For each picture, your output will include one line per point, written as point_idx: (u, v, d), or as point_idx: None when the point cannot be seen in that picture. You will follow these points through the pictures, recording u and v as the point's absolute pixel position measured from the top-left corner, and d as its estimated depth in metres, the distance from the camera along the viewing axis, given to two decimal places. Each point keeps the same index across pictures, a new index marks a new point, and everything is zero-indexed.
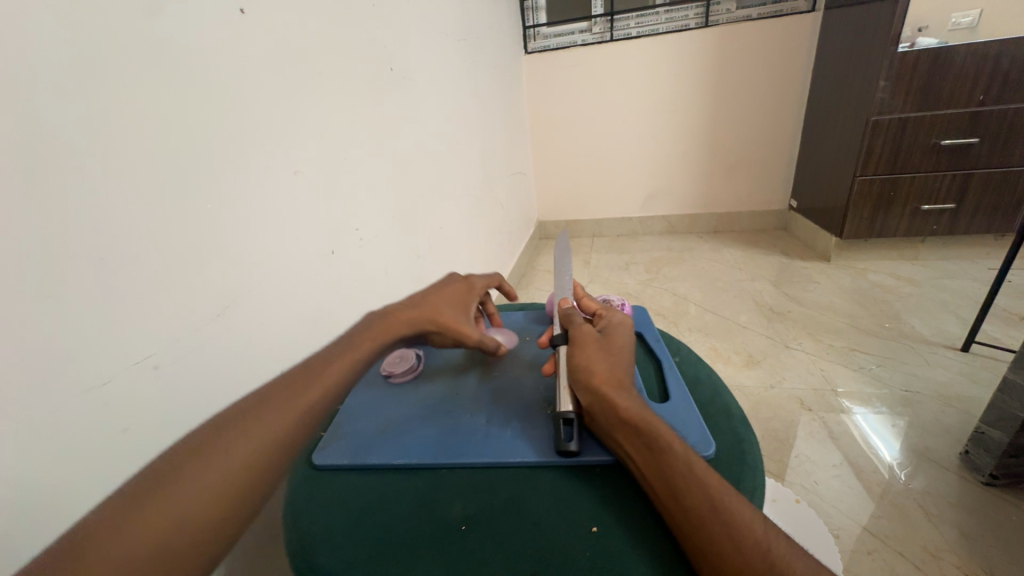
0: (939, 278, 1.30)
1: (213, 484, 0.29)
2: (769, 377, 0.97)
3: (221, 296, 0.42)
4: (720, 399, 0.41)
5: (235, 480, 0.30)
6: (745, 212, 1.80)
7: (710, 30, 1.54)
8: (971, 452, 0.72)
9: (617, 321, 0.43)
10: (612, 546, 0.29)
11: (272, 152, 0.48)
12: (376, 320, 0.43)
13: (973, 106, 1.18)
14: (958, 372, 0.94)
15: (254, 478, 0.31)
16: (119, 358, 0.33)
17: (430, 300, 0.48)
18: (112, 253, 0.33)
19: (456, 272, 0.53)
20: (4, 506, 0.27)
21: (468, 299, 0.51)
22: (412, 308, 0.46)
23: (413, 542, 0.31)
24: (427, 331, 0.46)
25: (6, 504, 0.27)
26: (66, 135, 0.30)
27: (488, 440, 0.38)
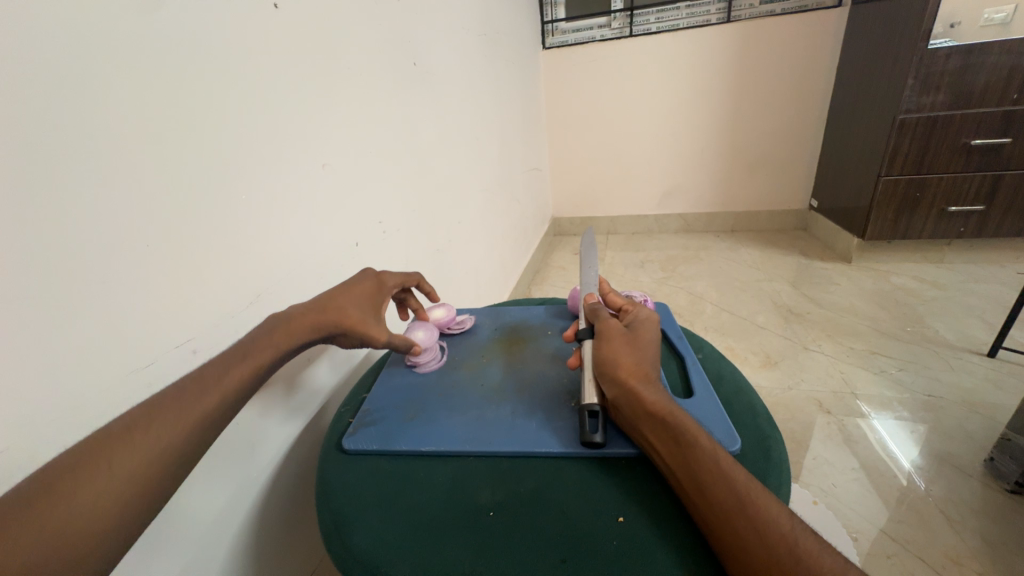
0: (965, 282, 1.27)
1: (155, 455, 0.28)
2: (786, 379, 0.96)
3: (254, 284, 0.43)
4: (742, 397, 0.42)
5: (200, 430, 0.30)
6: (764, 212, 1.77)
7: (732, 26, 1.51)
8: (996, 459, 0.70)
9: (644, 316, 0.42)
10: (638, 536, 0.30)
11: (302, 145, 0.50)
12: (279, 319, 0.37)
13: (1005, 105, 1.15)
14: (983, 378, 0.92)
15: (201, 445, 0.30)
16: (161, 340, 0.35)
17: (336, 299, 0.41)
18: (151, 241, 0.34)
19: (370, 268, 0.46)
20: None
21: (380, 298, 0.44)
22: (311, 308, 0.39)
23: (442, 526, 0.32)
24: (332, 334, 0.39)
25: None
26: (113, 128, 0.31)
27: (513, 429, 0.39)
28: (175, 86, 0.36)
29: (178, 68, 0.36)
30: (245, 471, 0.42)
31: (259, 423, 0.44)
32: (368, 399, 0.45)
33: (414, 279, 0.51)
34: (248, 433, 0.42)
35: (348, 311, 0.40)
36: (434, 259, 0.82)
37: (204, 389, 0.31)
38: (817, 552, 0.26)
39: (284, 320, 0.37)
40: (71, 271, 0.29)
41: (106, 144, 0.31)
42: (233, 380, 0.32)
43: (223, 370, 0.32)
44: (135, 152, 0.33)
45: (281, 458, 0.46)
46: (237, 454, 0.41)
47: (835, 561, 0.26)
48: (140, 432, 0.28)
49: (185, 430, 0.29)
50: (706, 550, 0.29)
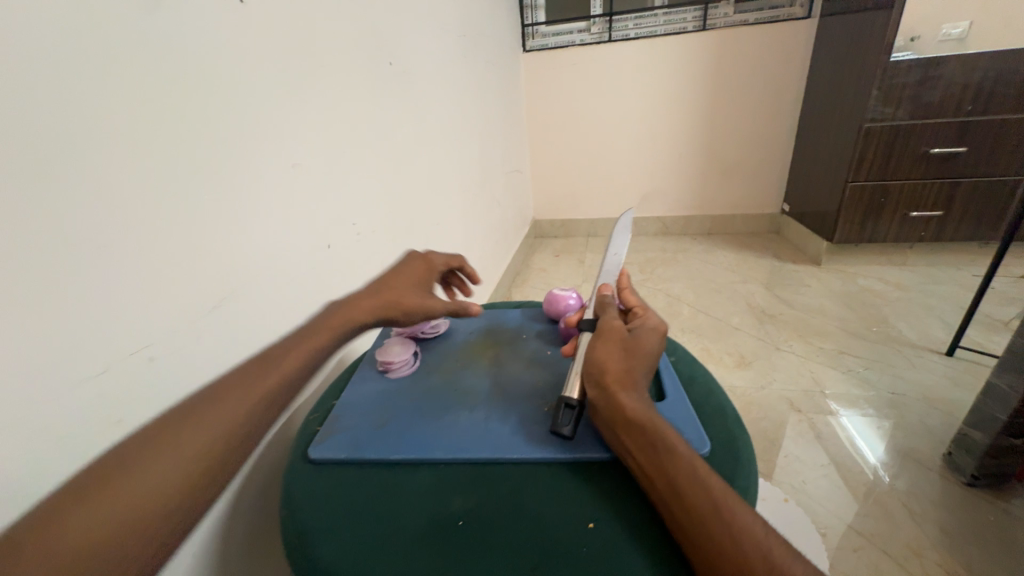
0: (926, 283, 1.32)
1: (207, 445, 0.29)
2: (760, 379, 0.98)
3: (219, 288, 0.42)
4: (714, 399, 0.42)
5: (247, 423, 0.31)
6: (739, 215, 1.82)
7: (707, 34, 1.55)
8: (954, 453, 0.73)
9: (652, 323, 0.41)
10: (611, 543, 0.30)
11: (270, 144, 0.48)
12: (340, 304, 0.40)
13: (961, 116, 1.20)
14: (943, 376, 0.96)
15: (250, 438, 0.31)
16: (117, 348, 0.33)
17: (393, 284, 0.44)
18: (104, 241, 0.32)
19: (413, 251, 0.51)
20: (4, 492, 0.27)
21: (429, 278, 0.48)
22: (372, 293, 0.42)
23: (411, 538, 0.31)
24: (391, 317, 0.42)
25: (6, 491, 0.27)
26: (59, 121, 0.29)
27: (487, 435, 0.39)
28: (132, 80, 0.34)
29: (135, 61, 0.34)
30: None
31: None
32: (338, 406, 0.44)
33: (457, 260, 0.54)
34: None
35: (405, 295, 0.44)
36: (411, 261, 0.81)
37: (224, 404, 0.31)
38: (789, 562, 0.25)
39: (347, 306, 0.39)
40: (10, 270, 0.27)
41: (54, 138, 0.29)
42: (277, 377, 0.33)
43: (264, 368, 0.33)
44: (85, 147, 0.31)
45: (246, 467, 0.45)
46: None
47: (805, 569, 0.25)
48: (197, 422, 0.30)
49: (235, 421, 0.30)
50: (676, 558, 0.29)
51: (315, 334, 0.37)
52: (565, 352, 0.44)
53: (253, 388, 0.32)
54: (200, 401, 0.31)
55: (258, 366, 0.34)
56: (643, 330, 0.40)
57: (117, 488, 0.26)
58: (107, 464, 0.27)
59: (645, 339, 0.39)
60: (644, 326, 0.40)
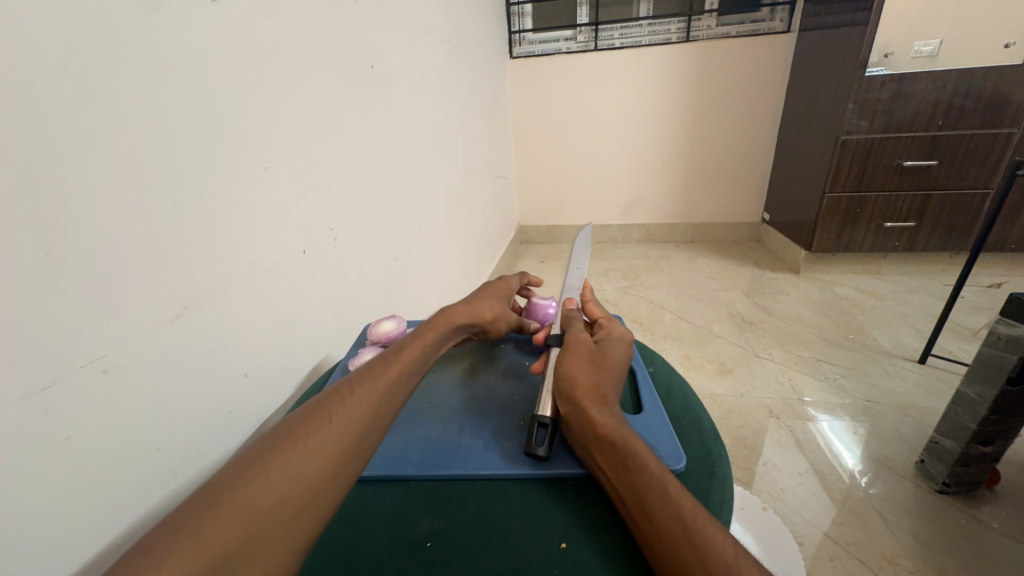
0: (900, 292, 1.36)
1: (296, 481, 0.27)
2: (739, 386, 0.99)
3: (181, 295, 0.40)
4: (691, 410, 0.42)
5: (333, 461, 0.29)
6: (721, 223, 1.85)
7: (691, 45, 1.58)
8: (926, 460, 0.75)
9: (619, 334, 0.42)
10: (582, 564, 0.29)
11: (244, 148, 0.47)
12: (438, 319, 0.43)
13: (932, 130, 1.24)
14: (915, 383, 0.98)
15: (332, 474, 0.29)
16: (63, 360, 0.31)
17: (478, 297, 0.49)
18: (57, 249, 0.30)
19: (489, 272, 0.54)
20: None
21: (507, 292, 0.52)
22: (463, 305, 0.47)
23: (375, 560, 0.30)
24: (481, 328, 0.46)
25: None
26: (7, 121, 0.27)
27: (460, 450, 0.38)
28: (90, 77, 0.32)
29: (95, 58, 0.32)
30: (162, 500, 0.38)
31: (186, 447, 0.40)
32: None
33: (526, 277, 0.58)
34: (173, 461, 0.39)
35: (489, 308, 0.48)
36: (391, 267, 0.80)
37: (315, 436, 0.30)
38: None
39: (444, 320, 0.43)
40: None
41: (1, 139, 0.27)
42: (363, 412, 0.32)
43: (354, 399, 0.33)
44: (39, 148, 0.29)
45: None
46: (163, 482, 0.38)
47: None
48: (288, 453, 0.28)
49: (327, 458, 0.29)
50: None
51: (418, 338, 0.40)
52: (534, 370, 0.44)
53: (377, 383, 0.34)
54: (293, 426, 0.30)
55: (378, 365, 0.36)
56: (609, 342, 0.41)
57: (273, 469, 0.27)
58: (261, 447, 0.28)
59: (612, 351, 0.40)
60: (611, 338, 0.41)
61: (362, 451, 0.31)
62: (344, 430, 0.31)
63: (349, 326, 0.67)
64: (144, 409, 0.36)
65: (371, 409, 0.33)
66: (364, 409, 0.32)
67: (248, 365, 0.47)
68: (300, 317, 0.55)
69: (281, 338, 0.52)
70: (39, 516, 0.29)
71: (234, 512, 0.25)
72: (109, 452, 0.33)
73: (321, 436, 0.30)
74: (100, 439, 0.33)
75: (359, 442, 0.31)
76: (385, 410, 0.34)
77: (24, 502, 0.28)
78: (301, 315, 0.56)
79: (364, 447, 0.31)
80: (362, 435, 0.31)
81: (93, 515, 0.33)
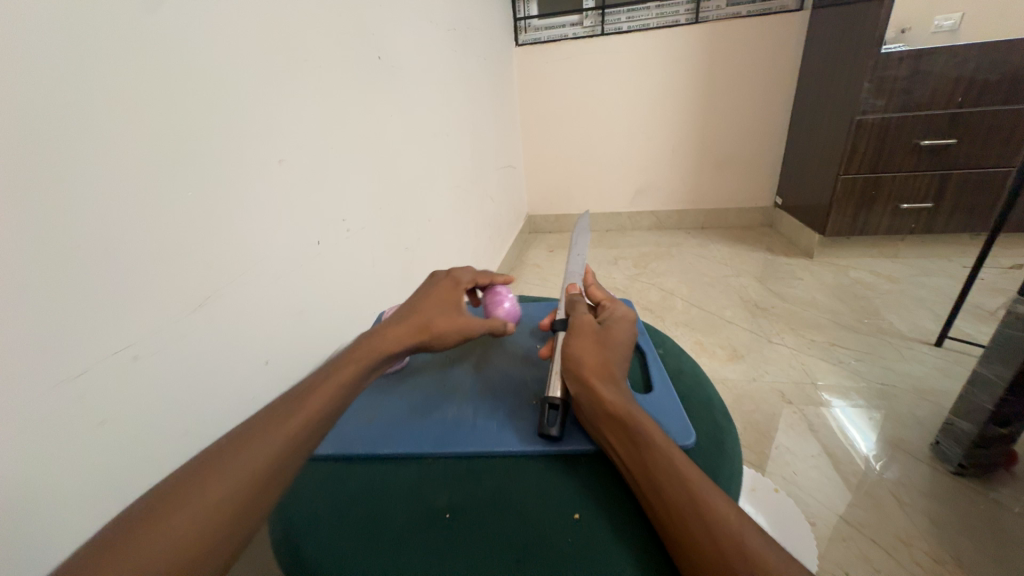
0: (917, 275, 1.34)
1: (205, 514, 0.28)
2: (751, 371, 0.99)
3: (203, 286, 0.41)
4: (701, 392, 0.42)
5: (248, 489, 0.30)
6: (732, 209, 1.82)
7: (700, 26, 1.54)
8: (942, 443, 0.74)
9: (621, 314, 0.43)
10: (593, 535, 0.30)
11: (256, 141, 0.48)
12: (361, 340, 0.40)
13: (952, 108, 1.21)
14: (931, 366, 0.97)
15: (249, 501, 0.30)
16: (97, 348, 0.33)
17: (419, 306, 0.44)
18: (85, 242, 0.32)
19: (439, 271, 0.49)
20: None
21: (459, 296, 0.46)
22: (399, 321, 0.42)
23: (398, 531, 0.32)
24: (421, 343, 0.42)
25: None
26: (28, 117, 0.28)
27: (474, 430, 0.39)
28: (108, 75, 0.33)
29: (111, 55, 0.33)
30: None
31: (212, 432, 0.42)
32: None
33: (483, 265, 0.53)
34: (202, 445, 0.41)
35: (433, 319, 0.43)
36: (403, 257, 0.81)
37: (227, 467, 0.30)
38: (767, 555, 0.26)
39: (371, 341, 0.40)
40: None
41: (22, 134, 0.28)
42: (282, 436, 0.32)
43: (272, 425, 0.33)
44: (64, 145, 0.30)
45: None
46: None
47: (785, 563, 0.25)
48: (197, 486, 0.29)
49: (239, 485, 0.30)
50: (656, 550, 0.29)
51: (337, 372, 0.37)
52: (541, 355, 0.44)
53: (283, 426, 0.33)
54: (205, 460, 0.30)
55: (291, 404, 0.35)
56: (613, 323, 0.42)
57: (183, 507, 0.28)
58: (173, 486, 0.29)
59: (615, 331, 0.41)
60: (614, 319, 0.43)
61: (264, 497, 0.30)
62: (244, 477, 0.30)
63: (363, 315, 0.68)
64: (171, 394, 0.38)
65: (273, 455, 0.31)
66: (265, 456, 0.31)
67: (268, 354, 0.49)
68: (316, 307, 0.57)
69: (299, 327, 0.54)
70: (77, 492, 0.31)
71: (138, 550, 0.25)
72: (141, 434, 0.35)
73: (218, 484, 0.29)
74: (132, 424, 0.35)
75: (260, 488, 0.30)
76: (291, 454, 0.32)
77: (66, 484, 0.30)
78: (317, 304, 0.57)
79: (267, 493, 0.31)
80: (266, 479, 0.31)
81: (126, 493, 0.35)
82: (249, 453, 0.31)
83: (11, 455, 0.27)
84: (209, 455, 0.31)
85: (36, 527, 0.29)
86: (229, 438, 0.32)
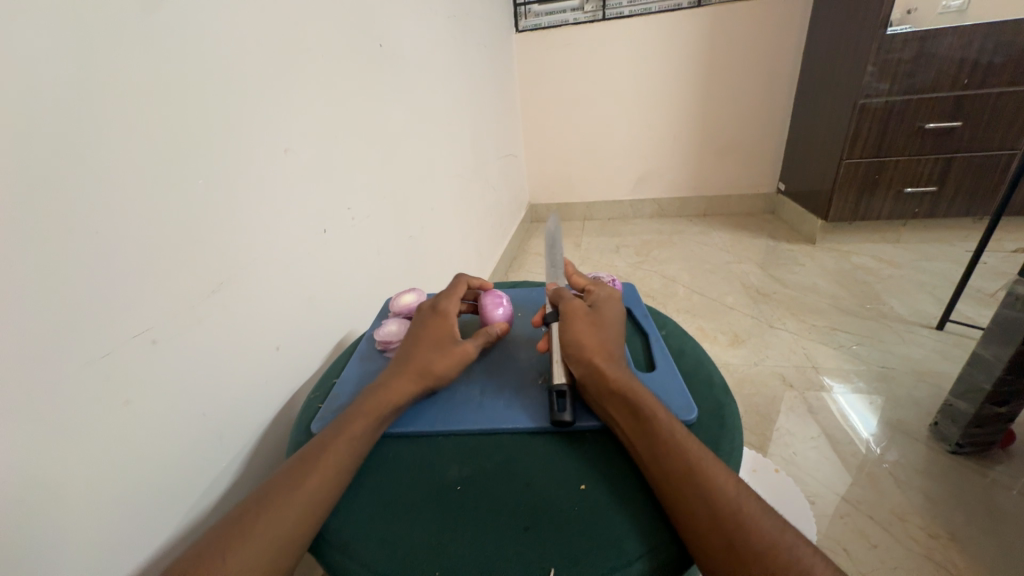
0: (919, 260, 1.34)
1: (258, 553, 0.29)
2: (753, 356, 1.00)
3: (216, 272, 0.42)
4: (702, 370, 0.43)
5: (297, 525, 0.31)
6: (734, 195, 1.81)
7: (703, 10, 1.52)
8: (940, 423, 0.75)
9: (609, 296, 0.45)
10: (597, 504, 0.32)
11: (262, 130, 0.48)
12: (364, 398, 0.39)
13: (957, 90, 1.20)
14: (932, 349, 0.98)
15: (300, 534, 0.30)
16: (118, 333, 0.34)
17: (414, 353, 0.42)
18: (103, 229, 0.33)
19: (422, 308, 0.47)
20: (19, 487, 0.28)
21: (450, 329, 0.45)
22: (399, 373, 0.41)
23: (413, 503, 0.34)
24: (427, 388, 0.41)
25: (21, 484, 0.28)
26: (40, 105, 0.29)
27: (482, 409, 0.41)
28: (116, 64, 0.33)
29: (119, 46, 0.34)
30: (210, 459, 0.41)
31: (228, 416, 0.43)
32: (338, 385, 0.46)
33: (462, 283, 0.51)
34: (219, 427, 0.42)
35: (431, 362, 0.42)
36: (407, 246, 0.82)
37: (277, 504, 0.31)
38: (760, 517, 0.27)
39: (374, 397, 0.39)
40: (3, 257, 0.27)
41: (33, 125, 0.28)
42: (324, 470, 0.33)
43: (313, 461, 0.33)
44: (77, 133, 0.31)
45: (249, 447, 0.46)
46: (212, 444, 0.41)
47: (776, 526, 0.27)
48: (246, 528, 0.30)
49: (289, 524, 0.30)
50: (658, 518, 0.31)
51: (357, 417, 0.37)
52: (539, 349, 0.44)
53: (293, 498, 0.31)
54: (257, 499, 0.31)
55: (297, 471, 0.33)
56: (603, 306, 0.43)
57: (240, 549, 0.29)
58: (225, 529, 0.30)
59: (607, 314, 0.42)
60: (604, 301, 0.44)
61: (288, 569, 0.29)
62: (261, 551, 0.29)
63: (369, 302, 0.70)
64: (189, 378, 0.39)
65: (293, 530, 0.30)
66: (284, 530, 0.30)
67: (280, 340, 0.50)
68: (324, 294, 0.58)
69: (307, 313, 0.55)
70: (104, 467, 0.33)
71: None
72: (159, 416, 0.37)
73: (237, 559, 0.28)
74: (151, 407, 0.36)
75: (281, 562, 0.29)
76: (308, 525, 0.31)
77: (92, 465, 0.32)
78: (325, 290, 0.58)
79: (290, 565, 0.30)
80: (283, 552, 0.29)
81: (151, 474, 0.36)
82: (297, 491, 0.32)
83: (39, 435, 0.29)
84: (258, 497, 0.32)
85: (64, 504, 0.30)
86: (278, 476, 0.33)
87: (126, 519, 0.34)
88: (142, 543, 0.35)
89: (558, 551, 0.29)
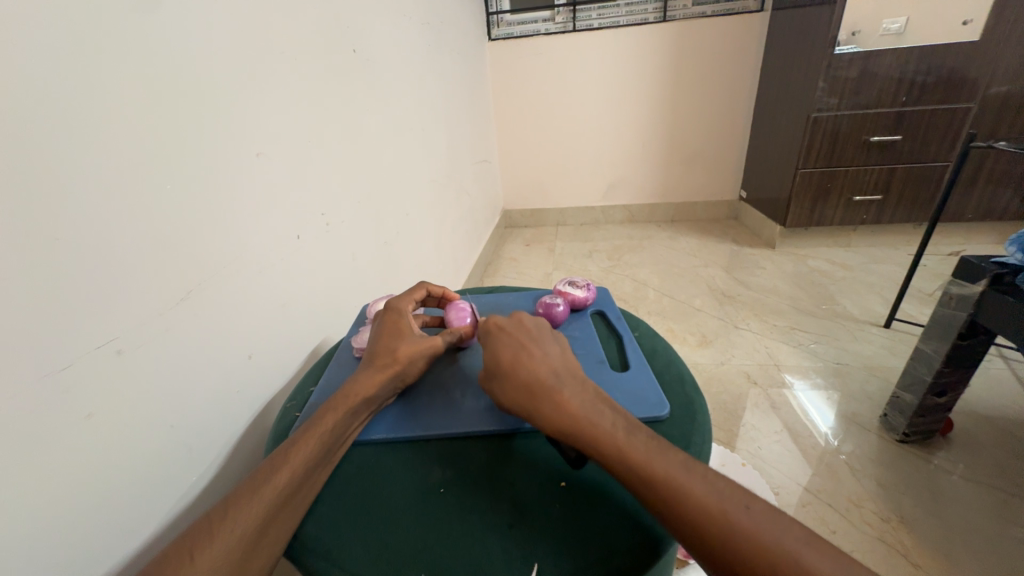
0: (867, 263, 1.44)
1: (230, 550, 0.28)
2: (719, 356, 1.05)
3: (185, 280, 0.41)
4: (672, 368, 0.46)
5: (267, 522, 0.31)
6: (701, 202, 1.89)
7: (668, 25, 1.59)
8: (889, 414, 0.81)
9: (498, 327, 0.40)
10: (574, 500, 0.34)
11: (231, 130, 0.47)
12: (335, 397, 0.38)
13: (897, 107, 1.30)
14: (880, 346, 1.05)
15: (271, 535, 0.30)
16: (81, 343, 0.32)
17: (378, 349, 0.42)
18: (64, 234, 0.31)
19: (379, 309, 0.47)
20: None
21: (408, 322, 0.45)
22: (365, 368, 0.41)
23: (396, 509, 0.34)
24: (397, 380, 0.42)
25: None
26: None
27: (462, 413, 0.41)
28: (78, 64, 0.32)
29: (81, 46, 0.33)
30: (180, 473, 0.40)
31: (198, 426, 0.42)
32: (315, 392, 0.45)
33: (421, 290, 0.51)
34: (187, 439, 0.41)
35: (395, 350, 0.42)
36: (381, 251, 0.82)
37: (248, 502, 0.30)
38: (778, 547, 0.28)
39: (343, 395, 0.38)
40: None
41: None
42: (292, 470, 0.33)
43: (280, 461, 0.33)
44: (38, 136, 0.30)
45: (221, 458, 0.45)
46: (179, 457, 0.40)
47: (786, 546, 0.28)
48: (220, 526, 0.29)
49: (257, 524, 0.30)
50: (658, 542, 0.31)
51: (323, 418, 0.36)
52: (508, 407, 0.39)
53: (260, 495, 0.31)
54: (230, 496, 0.31)
55: (265, 470, 0.33)
56: (505, 347, 0.39)
57: (212, 546, 0.28)
58: (195, 529, 0.29)
59: (514, 350, 0.38)
60: (501, 337, 0.40)
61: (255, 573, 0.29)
62: (232, 547, 0.28)
63: (344, 308, 0.69)
64: (159, 386, 0.38)
65: (255, 524, 0.30)
66: (247, 523, 0.30)
67: (251, 346, 0.49)
68: (297, 302, 0.57)
69: (280, 322, 0.54)
70: (68, 478, 0.31)
71: None
72: (125, 428, 0.35)
73: (206, 554, 0.28)
74: (119, 417, 0.35)
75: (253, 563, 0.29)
76: (275, 524, 0.31)
77: (49, 480, 0.30)
78: (297, 296, 0.57)
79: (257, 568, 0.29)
80: (255, 550, 0.29)
81: (113, 491, 0.34)
82: (265, 490, 0.31)
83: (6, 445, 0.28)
84: (227, 501, 0.30)
85: (22, 522, 0.29)
86: (247, 477, 0.32)
87: (85, 538, 0.32)
88: (110, 555, 0.34)
89: (538, 547, 0.31)
